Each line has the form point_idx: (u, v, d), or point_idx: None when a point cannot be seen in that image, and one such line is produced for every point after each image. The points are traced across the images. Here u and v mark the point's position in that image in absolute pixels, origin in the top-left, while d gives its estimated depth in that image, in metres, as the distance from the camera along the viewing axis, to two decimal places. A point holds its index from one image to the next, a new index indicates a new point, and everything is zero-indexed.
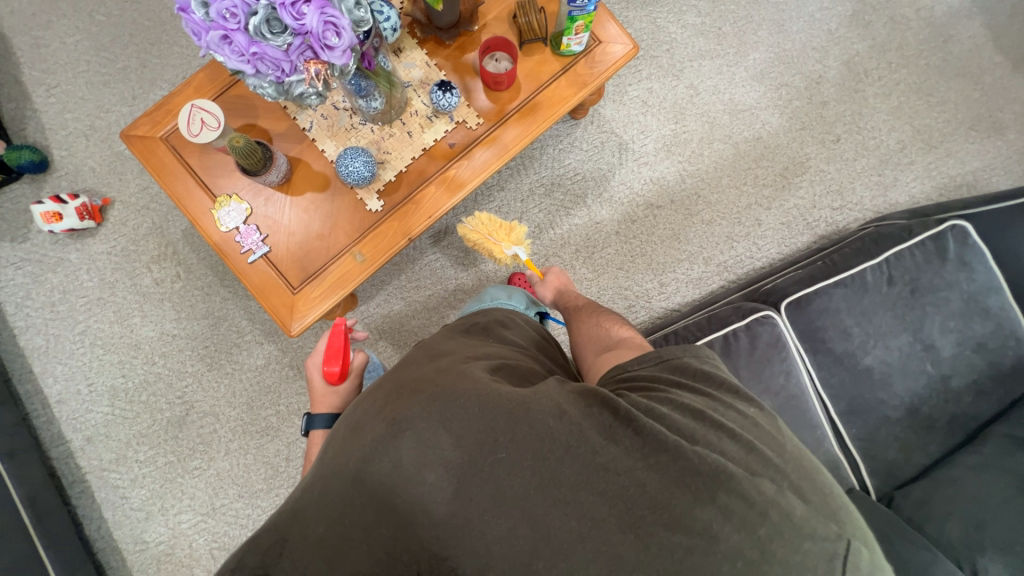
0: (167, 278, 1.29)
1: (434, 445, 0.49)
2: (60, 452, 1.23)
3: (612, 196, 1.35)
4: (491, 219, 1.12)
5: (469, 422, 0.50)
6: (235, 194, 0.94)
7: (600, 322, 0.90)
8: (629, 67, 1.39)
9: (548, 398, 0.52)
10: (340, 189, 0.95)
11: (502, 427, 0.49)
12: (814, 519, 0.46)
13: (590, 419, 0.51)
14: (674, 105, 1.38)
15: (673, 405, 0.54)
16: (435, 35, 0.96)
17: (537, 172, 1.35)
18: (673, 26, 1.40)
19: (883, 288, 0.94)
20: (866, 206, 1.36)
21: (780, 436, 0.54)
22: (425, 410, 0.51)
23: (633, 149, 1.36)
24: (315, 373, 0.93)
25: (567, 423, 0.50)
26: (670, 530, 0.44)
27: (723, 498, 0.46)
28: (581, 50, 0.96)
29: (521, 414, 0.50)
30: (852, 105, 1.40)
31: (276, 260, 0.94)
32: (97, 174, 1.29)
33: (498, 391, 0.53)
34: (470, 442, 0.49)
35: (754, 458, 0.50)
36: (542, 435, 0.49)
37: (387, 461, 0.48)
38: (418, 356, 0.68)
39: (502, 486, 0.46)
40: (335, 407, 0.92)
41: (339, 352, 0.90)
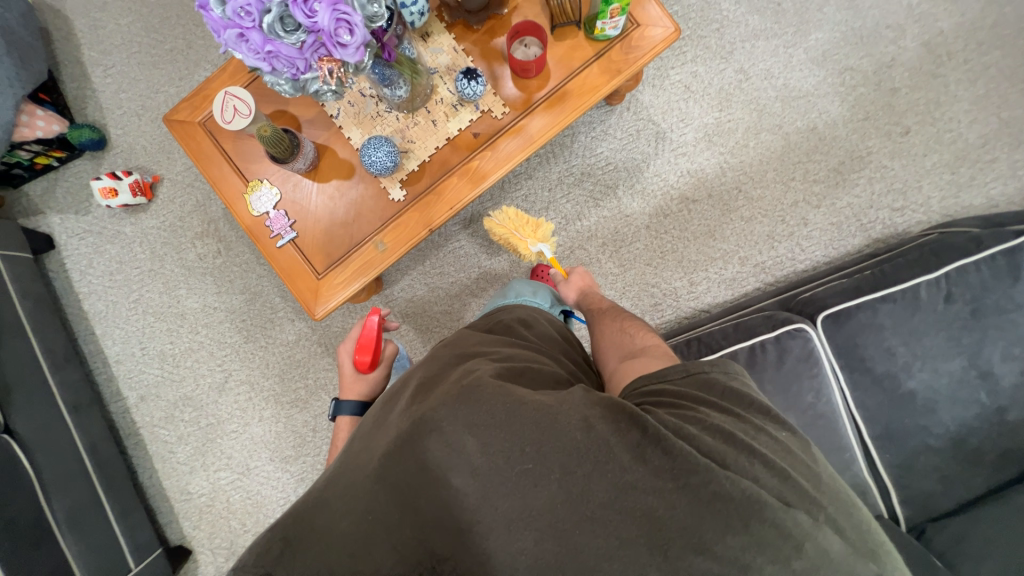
0: (209, 253, 1.37)
1: (461, 450, 0.49)
2: (118, 407, 1.36)
3: (645, 188, 1.29)
4: (518, 214, 1.10)
5: (496, 429, 0.49)
6: (266, 180, 0.97)
7: (623, 328, 0.87)
8: (671, 48, 1.29)
9: (574, 410, 0.51)
10: (372, 177, 0.95)
11: (529, 435, 0.48)
12: (852, 557, 0.45)
13: (618, 433, 0.49)
14: (719, 91, 1.28)
15: (701, 425, 0.52)
16: (464, 19, 0.92)
17: (567, 161, 1.30)
18: (726, 3, 1.28)
19: (938, 307, 0.85)
20: (932, 208, 1.22)
21: (815, 466, 0.51)
22: (452, 413, 0.51)
23: (671, 138, 1.28)
24: (346, 360, 0.96)
25: (594, 437, 0.48)
26: (698, 556, 0.43)
27: (755, 529, 0.44)
28: (617, 34, 0.90)
29: (548, 425, 0.49)
30: (928, 93, 1.24)
31: (308, 246, 0.97)
32: (148, 153, 1.37)
33: (523, 398, 0.52)
34: (496, 448, 0.48)
35: (788, 488, 0.47)
36: (571, 446, 0.48)
37: (412, 459, 0.50)
38: (442, 355, 0.69)
39: (526, 497, 0.46)
40: (363, 395, 0.95)
41: (371, 343, 0.92)
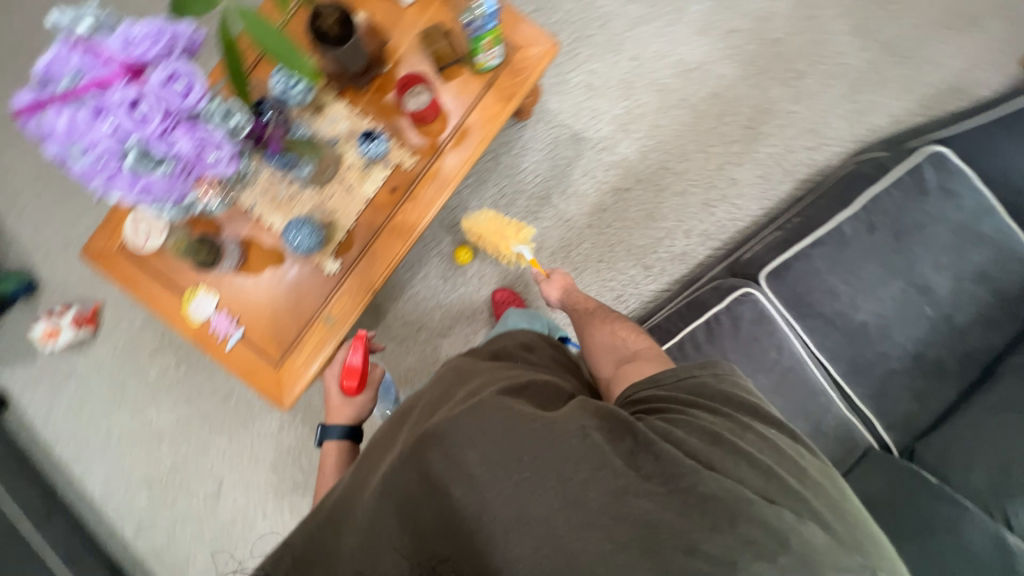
0: (170, 365, 1.34)
1: (461, 461, 0.49)
2: (117, 544, 1.32)
3: (577, 190, 1.32)
4: (498, 219, 1.22)
5: (493, 440, 0.49)
6: (202, 284, 0.96)
7: (614, 331, 0.88)
8: (566, 52, 1.33)
9: (572, 419, 0.51)
10: (305, 257, 0.95)
11: (526, 447, 0.48)
12: (837, 551, 0.45)
13: (612, 443, 0.49)
14: (621, 82, 1.32)
15: (689, 428, 0.53)
16: (351, 84, 0.94)
17: (497, 183, 1.32)
18: None
19: (864, 238, 0.89)
20: (844, 138, 1.28)
21: (802, 463, 0.53)
22: (454, 425, 0.51)
23: (588, 137, 1.32)
24: (331, 382, 0.90)
25: (590, 445, 0.48)
26: (690, 555, 0.43)
27: (743, 525, 0.44)
28: (500, 62, 0.93)
29: (545, 433, 0.49)
30: (809, 35, 1.31)
31: (263, 319, 0.96)
32: (82, 283, 1.34)
33: (521, 409, 0.52)
34: (493, 460, 0.48)
35: (773, 486, 0.48)
36: (566, 457, 0.47)
37: (412, 474, 0.50)
38: (445, 376, 0.68)
39: (523, 505, 0.45)
40: (351, 418, 0.88)
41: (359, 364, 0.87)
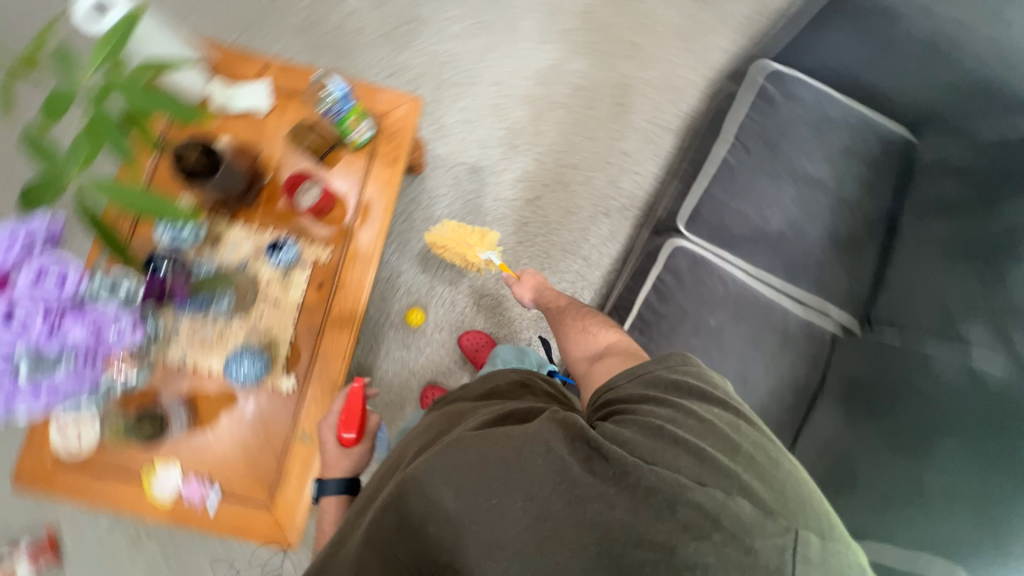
0: (155, 559, 1.21)
1: (438, 499, 0.50)
2: None
3: (494, 216, 1.36)
4: (462, 228, 1.13)
5: (466, 474, 0.50)
6: (157, 458, 0.89)
7: (585, 327, 0.90)
8: (432, 99, 1.39)
9: (536, 435, 0.51)
10: (258, 385, 0.90)
11: (495, 475, 0.49)
12: (762, 522, 0.46)
13: (573, 453, 0.50)
14: (492, 107, 1.40)
15: (636, 426, 0.55)
16: (239, 205, 0.94)
17: (419, 238, 1.34)
18: (444, 40, 1.40)
19: None
20: (697, 85, 1.43)
21: (739, 444, 0.54)
22: (429, 468, 0.52)
23: (484, 166, 1.37)
24: (326, 433, 0.89)
25: (554, 463, 0.49)
26: (638, 549, 0.45)
27: (681, 512, 0.46)
28: (374, 132, 0.96)
29: (513, 457, 0.50)
30: (632, 11, 1.46)
31: (219, 462, 0.90)
32: (25, 514, 1.19)
33: (490, 437, 0.52)
34: (465, 491, 0.49)
35: (705, 466, 0.50)
36: (531, 479, 0.48)
37: (393, 522, 0.52)
38: (431, 427, 0.70)
39: (495, 530, 0.46)
40: (347, 470, 0.89)
41: (356, 412, 0.88)
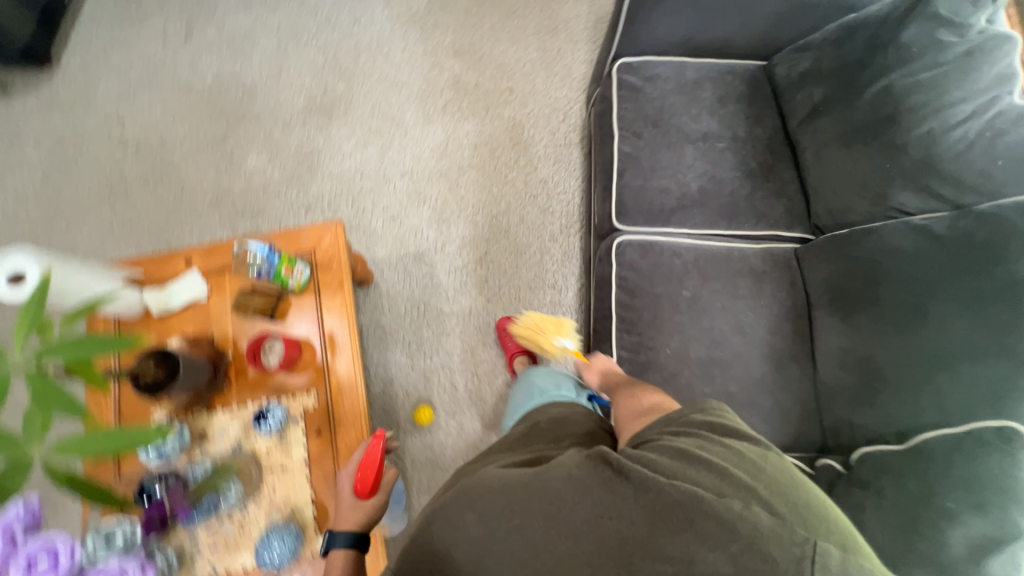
0: None
1: (459, 522, 0.58)
2: None
3: (554, 283, 1.61)
4: (537, 321, 1.39)
5: (489, 502, 0.58)
6: (252, 402, 1.05)
7: (634, 392, 0.90)
8: (536, 175, 1.71)
9: (559, 467, 0.59)
10: (342, 341, 1.10)
11: (516, 499, 0.57)
12: (780, 528, 0.50)
13: (594, 476, 0.56)
14: (575, 197, 1.69)
15: (662, 450, 0.62)
16: None
17: (491, 281, 1.60)
18: (557, 135, 1.76)
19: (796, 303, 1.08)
20: None
21: (762, 464, 0.60)
22: (456, 498, 0.60)
23: (559, 240, 1.65)
24: (343, 480, 0.95)
25: (574, 482, 0.57)
26: (654, 561, 0.50)
27: (699, 522, 0.51)
28: None
29: (535, 484, 0.58)
30: None
31: (304, 410, 1.05)
32: None
33: (514, 472, 0.61)
34: (487, 514, 0.57)
35: (727, 484, 0.55)
36: (552, 502, 0.55)
37: (424, 538, 0.59)
38: (467, 469, 0.80)
39: (514, 547, 0.54)
40: (360, 523, 0.90)
41: (375, 464, 0.93)
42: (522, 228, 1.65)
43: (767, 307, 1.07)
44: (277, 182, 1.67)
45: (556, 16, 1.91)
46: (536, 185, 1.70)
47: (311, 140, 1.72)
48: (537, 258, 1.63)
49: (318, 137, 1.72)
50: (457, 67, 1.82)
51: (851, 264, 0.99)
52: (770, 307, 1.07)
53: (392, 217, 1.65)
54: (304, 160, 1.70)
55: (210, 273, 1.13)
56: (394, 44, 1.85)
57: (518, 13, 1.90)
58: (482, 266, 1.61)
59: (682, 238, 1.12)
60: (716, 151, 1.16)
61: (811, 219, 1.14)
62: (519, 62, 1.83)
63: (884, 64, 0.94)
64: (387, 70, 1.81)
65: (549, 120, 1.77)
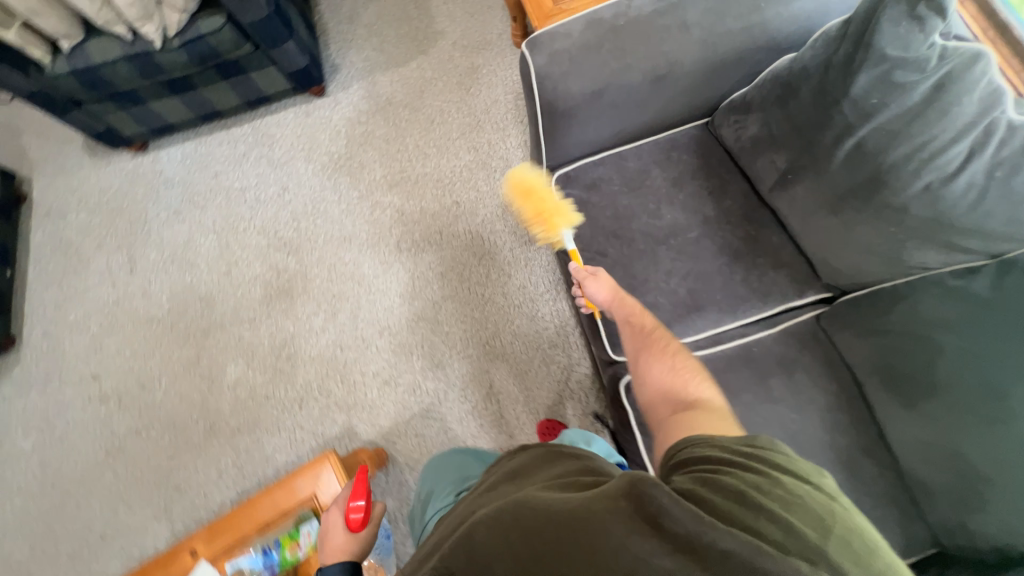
0: None
1: (497, 543, 0.52)
2: None
3: (571, 391, 1.49)
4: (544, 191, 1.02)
5: (530, 523, 0.52)
6: None
7: (674, 365, 0.80)
8: (512, 283, 1.61)
9: (603, 496, 0.51)
10: None
11: (555, 525, 0.50)
12: None
13: (642, 512, 0.48)
14: (560, 292, 1.59)
15: (718, 489, 0.55)
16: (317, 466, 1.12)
17: (507, 413, 1.49)
18: (519, 233, 1.66)
19: (844, 387, 0.94)
20: None
21: (825, 513, 0.54)
22: (493, 518, 0.54)
23: (559, 344, 1.54)
24: (336, 516, 0.94)
25: (616, 514, 0.48)
26: None
27: None
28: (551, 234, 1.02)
29: (575, 510, 0.51)
30: None
31: None
32: None
33: (553, 498, 0.54)
34: (524, 535, 0.51)
35: (795, 539, 0.49)
36: (594, 532, 0.48)
37: (463, 551, 0.53)
38: (506, 477, 0.71)
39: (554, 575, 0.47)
40: (352, 555, 0.88)
41: (363, 492, 0.93)
42: (518, 343, 1.55)
43: (813, 403, 0.94)
44: (263, 384, 1.60)
45: (476, 109, 1.83)
46: (517, 292, 1.60)
47: (281, 327, 1.66)
48: (543, 370, 1.52)
49: (287, 323, 1.66)
50: (397, 199, 1.75)
51: (887, 339, 0.86)
52: (816, 401, 0.94)
53: (386, 380, 1.56)
54: (280, 352, 1.63)
55: (220, 553, 1.06)
56: (329, 199, 1.79)
57: (437, 122, 1.82)
58: (494, 401, 1.51)
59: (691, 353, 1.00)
60: (693, 243, 1.04)
61: (822, 280, 1.00)
62: (456, 171, 1.75)
63: (845, 121, 0.81)
64: (331, 229, 1.75)
65: (504, 221, 1.68)
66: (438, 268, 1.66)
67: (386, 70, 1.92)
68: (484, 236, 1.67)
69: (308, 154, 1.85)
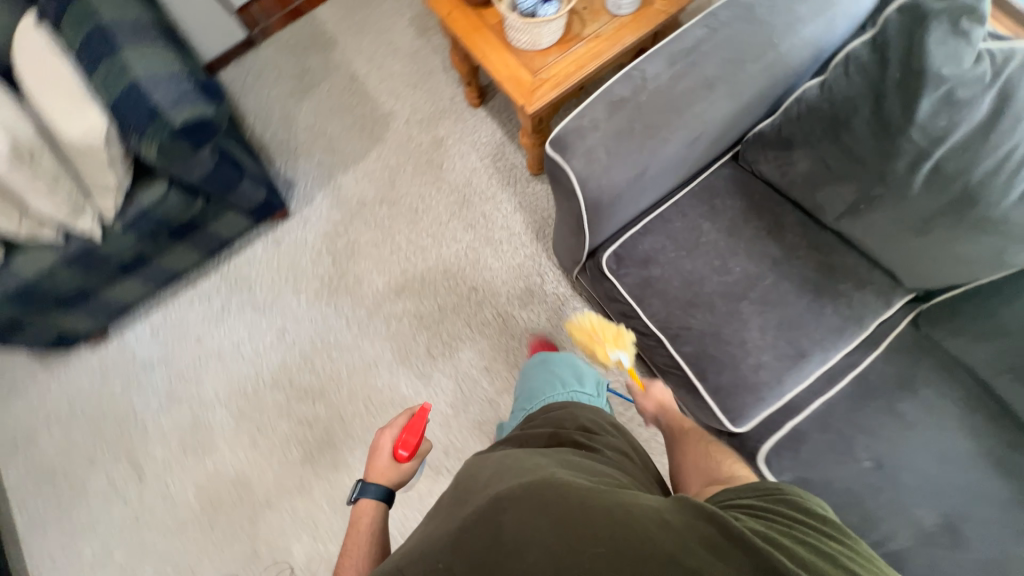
0: None
1: (534, 524, 0.51)
2: None
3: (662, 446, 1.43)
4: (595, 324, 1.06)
5: (572, 510, 0.52)
6: None
7: (708, 451, 0.83)
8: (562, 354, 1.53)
9: (649, 508, 0.54)
10: None
11: (601, 521, 0.51)
12: None
13: (692, 526, 0.52)
14: None
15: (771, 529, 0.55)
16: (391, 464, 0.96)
17: None
18: (549, 301, 1.58)
19: (965, 386, 0.94)
20: None
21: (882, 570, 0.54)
22: (526, 495, 0.53)
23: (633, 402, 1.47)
24: (386, 442, 1.00)
25: (669, 528, 0.51)
26: None
27: None
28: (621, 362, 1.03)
29: (622, 513, 0.52)
30: None
31: None
32: None
33: (591, 492, 0.55)
34: (569, 521, 0.51)
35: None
36: (642, 538, 0.49)
37: (496, 526, 0.51)
38: (515, 455, 0.71)
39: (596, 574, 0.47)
40: (393, 483, 0.95)
41: (418, 431, 0.98)
42: None
43: (947, 413, 0.92)
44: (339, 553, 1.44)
45: (455, 184, 1.73)
46: None
47: (336, 483, 1.49)
48: None
49: (340, 476, 1.50)
50: (410, 304, 1.62)
51: (1010, 338, 0.87)
52: (949, 411, 0.92)
53: None
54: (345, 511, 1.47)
55: None
56: (335, 325, 1.63)
57: (421, 210, 1.71)
58: None
59: (811, 401, 0.97)
60: (773, 289, 1.00)
61: (904, 285, 0.99)
62: (459, 256, 1.65)
63: (916, 146, 0.78)
64: (350, 357, 1.60)
65: (528, 293, 1.59)
66: (478, 364, 1.55)
67: (346, 170, 1.78)
68: (514, 315, 1.58)
69: (295, 285, 1.68)
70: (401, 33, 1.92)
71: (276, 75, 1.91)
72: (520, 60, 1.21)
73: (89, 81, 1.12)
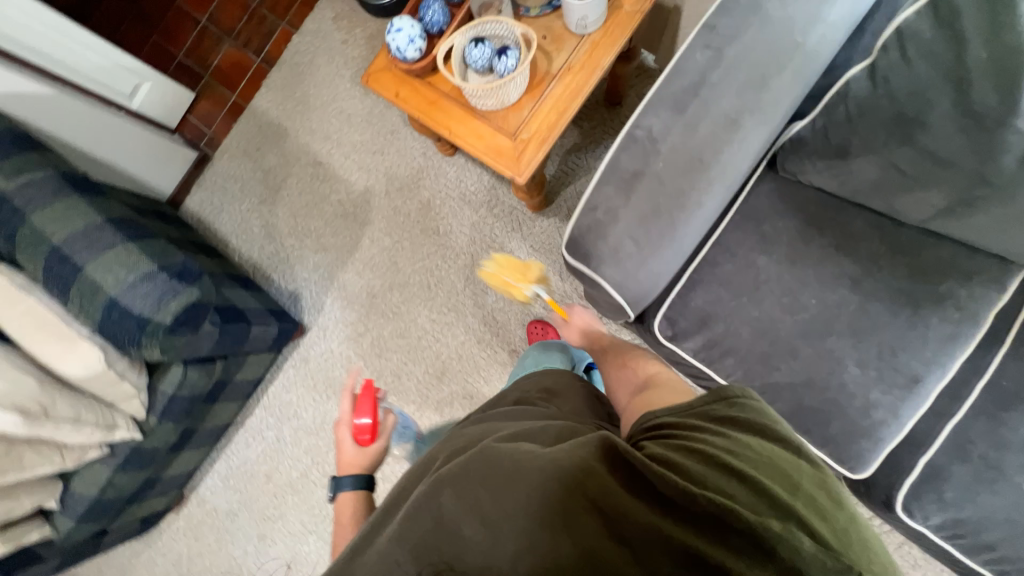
0: None
1: (470, 501, 0.52)
2: None
3: None
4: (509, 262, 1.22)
5: (503, 479, 0.52)
6: None
7: (626, 362, 0.91)
8: None
9: (573, 456, 0.53)
10: None
11: (529, 485, 0.51)
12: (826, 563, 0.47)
13: (609, 469, 0.52)
14: None
15: (694, 452, 0.55)
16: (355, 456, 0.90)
17: None
18: None
19: None
20: None
21: (795, 470, 0.56)
22: (460, 473, 0.54)
23: None
24: (341, 433, 0.91)
25: (589, 478, 0.51)
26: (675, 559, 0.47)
27: (731, 537, 0.47)
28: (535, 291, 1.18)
29: (549, 470, 0.51)
30: None
31: None
32: None
33: (524, 452, 0.55)
34: (500, 491, 0.52)
35: (763, 495, 0.51)
36: (567, 491, 0.50)
37: (435, 510, 0.53)
38: (464, 426, 0.71)
39: (528, 536, 0.49)
40: (367, 468, 0.90)
41: (370, 409, 0.90)
42: None
43: None
44: None
45: (459, 246, 1.61)
46: None
47: None
48: None
49: None
50: (456, 387, 1.55)
51: None
52: None
53: None
54: None
55: None
56: None
57: (435, 284, 1.61)
58: None
59: (940, 428, 0.84)
60: (860, 314, 0.86)
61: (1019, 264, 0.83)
62: (488, 321, 1.56)
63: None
64: None
65: None
66: None
67: (343, 265, 1.68)
68: None
69: (336, 397, 1.64)
70: (347, 97, 1.75)
71: (239, 186, 1.80)
72: (492, 123, 1.05)
73: (66, 308, 1.05)
